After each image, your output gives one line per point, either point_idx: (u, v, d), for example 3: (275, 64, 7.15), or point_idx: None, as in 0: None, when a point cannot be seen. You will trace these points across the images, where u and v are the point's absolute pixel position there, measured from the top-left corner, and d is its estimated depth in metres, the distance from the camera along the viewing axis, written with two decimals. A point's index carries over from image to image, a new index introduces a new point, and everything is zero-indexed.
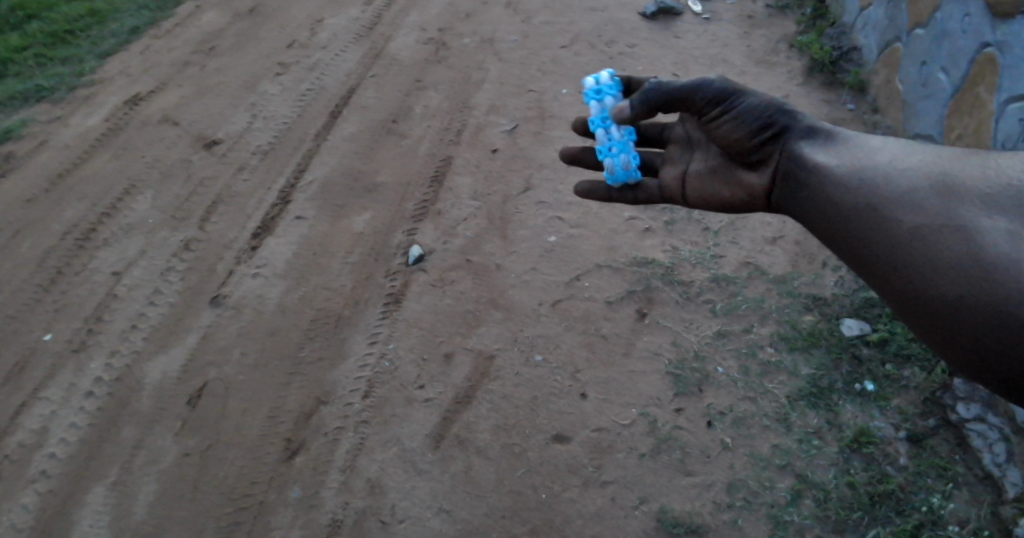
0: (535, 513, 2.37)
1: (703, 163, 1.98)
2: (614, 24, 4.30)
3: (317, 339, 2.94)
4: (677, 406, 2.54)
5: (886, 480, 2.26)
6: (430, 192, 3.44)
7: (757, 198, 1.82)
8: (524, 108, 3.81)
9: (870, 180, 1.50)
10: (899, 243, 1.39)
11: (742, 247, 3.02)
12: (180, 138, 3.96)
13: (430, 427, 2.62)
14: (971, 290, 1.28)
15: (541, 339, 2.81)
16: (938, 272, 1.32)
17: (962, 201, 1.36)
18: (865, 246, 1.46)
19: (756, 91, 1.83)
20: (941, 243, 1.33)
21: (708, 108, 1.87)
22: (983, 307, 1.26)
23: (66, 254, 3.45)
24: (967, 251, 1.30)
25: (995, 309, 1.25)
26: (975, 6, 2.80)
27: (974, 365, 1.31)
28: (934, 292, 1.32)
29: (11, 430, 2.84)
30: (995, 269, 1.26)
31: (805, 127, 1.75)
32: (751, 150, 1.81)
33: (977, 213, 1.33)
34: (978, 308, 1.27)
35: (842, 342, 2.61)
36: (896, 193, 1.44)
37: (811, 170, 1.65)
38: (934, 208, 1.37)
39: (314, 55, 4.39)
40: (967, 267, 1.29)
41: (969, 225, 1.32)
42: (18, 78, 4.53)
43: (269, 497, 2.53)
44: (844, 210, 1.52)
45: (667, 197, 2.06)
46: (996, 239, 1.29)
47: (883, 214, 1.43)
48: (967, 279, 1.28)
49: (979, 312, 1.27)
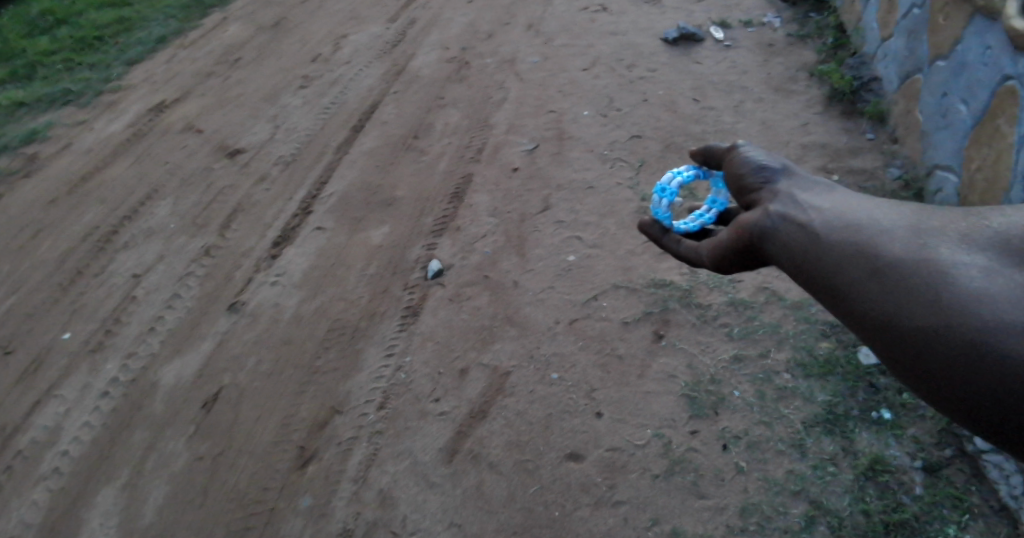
0: (546, 530, 2.38)
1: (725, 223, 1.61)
2: (633, 49, 4.34)
3: (332, 349, 2.96)
4: (692, 428, 2.55)
5: (900, 509, 2.26)
6: (448, 208, 3.47)
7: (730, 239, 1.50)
8: (543, 128, 3.84)
9: (836, 213, 1.28)
10: (866, 274, 1.16)
11: (759, 272, 3.00)
12: (201, 146, 4.01)
13: (443, 440, 2.63)
14: (947, 323, 1.05)
15: (556, 358, 2.82)
16: (906, 308, 1.10)
17: (936, 230, 1.13)
18: (825, 280, 1.23)
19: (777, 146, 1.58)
20: (910, 274, 1.10)
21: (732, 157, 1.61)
22: (959, 346, 1.04)
23: (86, 255, 3.49)
24: (937, 282, 1.08)
25: (970, 348, 1.03)
26: (995, 40, 2.82)
27: (952, 412, 1.09)
28: (904, 333, 1.10)
29: (24, 428, 2.87)
30: (970, 306, 1.04)
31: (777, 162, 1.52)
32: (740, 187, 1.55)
33: (950, 242, 1.10)
34: (954, 348, 1.04)
35: (858, 370, 2.59)
36: (868, 230, 1.19)
37: (775, 200, 1.42)
38: (904, 237, 1.14)
39: (336, 70, 4.45)
40: (938, 303, 1.07)
41: (940, 254, 1.09)
42: (45, 81, 4.62)
43: (280, 504, 2.54)
44: (808, 239, 1.29)
45: (694, 259, 1.67)
46: (970, 273, 1.05)
47: (850, 251, 1.20)
48: (941, 315, 1.06)
49: (954, 350, 1.04)
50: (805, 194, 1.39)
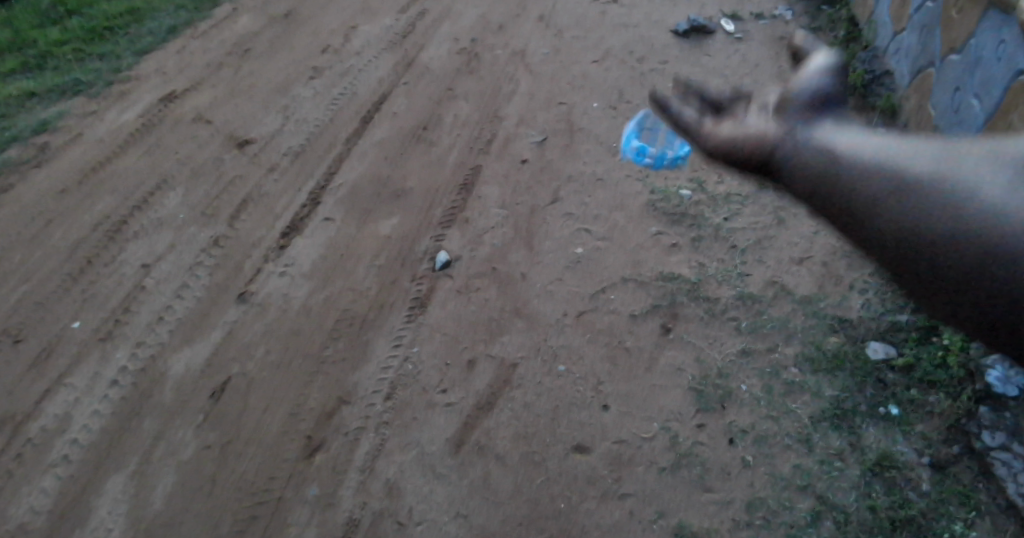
0: (551, 522, 2.38)
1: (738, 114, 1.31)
2: (644, 42, 4.33)
3: (340, 340, 2.97)
4: (699, 422, 2.55)
5: (907, 505, 2.25)
6: (457, 200, 3.47)
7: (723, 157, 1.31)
8: (553, 120, 3.83)
9: (851, 146, 1.10)
10: (871, 207, 1.03)
11: (769, 266, 2.99)
12: (212, 137, 4.02)
13: (450, 431, 2.64)
14: (968, 260, 0.93)
15: (564, 350, 2.82)
16: (920, 244, 0.97)
17: (968, 155, 0.95)
18: (829, 215, 1.10)
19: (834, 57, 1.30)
20: (941, 217, 0.95)
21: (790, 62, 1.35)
22: (987, 285, 0.92)
23: (96, 245, 3.51)
24: (975, 225, 0.92)
25: (998, 285, 0.92)
26: (1009, 34, 2.78)
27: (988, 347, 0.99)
28: (920, 271, 0.98)
29: (34, 416, 2.89)
30: (993, 240, 0.91)
31: (822, 88, 1.23)
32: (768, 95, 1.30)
33: (987, 168, 0.92)
34: (979, 287, 0.93)
35: (866, 365, 2.59)
36: (874, 157, 1.05)
37: (782, 130, 1.21)
38: (931, 170, 0.97)
39: (346, 61, 4.45)
40: (954, 237, 0.94)
41: (964, 177, 0.94)
42: (56, 71, 4.64)
43: (287, 494, 2.56)
44: (823, 179, 1.12)
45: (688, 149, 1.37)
46: (995, 199, 0.91)
47: (854, 183, 1.06)
48: (961, 251, 0.93)
49: (981, 288, 0.93)
50: (815, 122, 1.19)
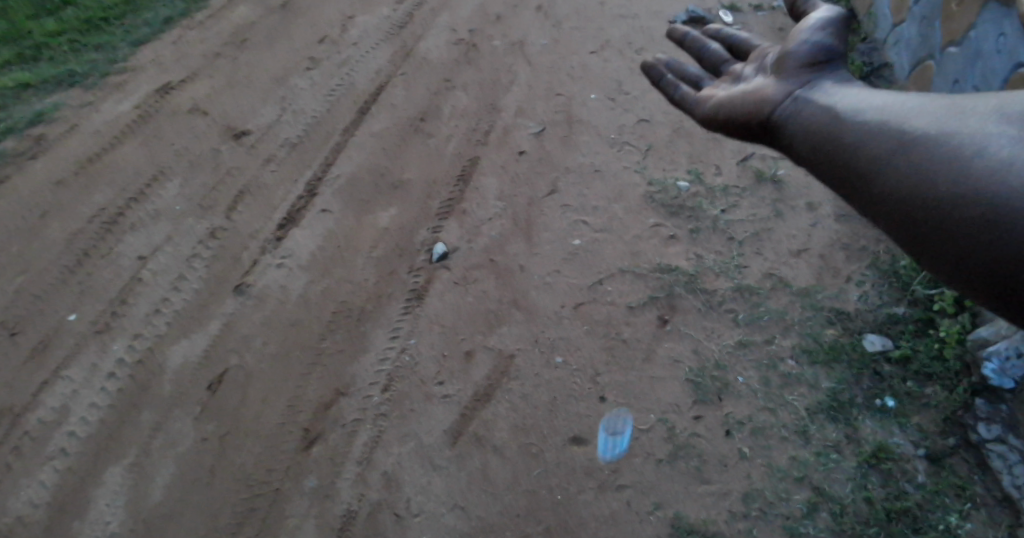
0: (549, 513, 2.40)
1: (753, 91, 1.79)
2: (643, 32, 4.32)
3: (338, 332, 2.97)
4: (696, 414, 2.55)
5: (903, 497, 2.27)
6: (455, 191, 3.47)
7: (761, 119, 1.72)
8: (551, 111, 3.82)
9: (867, 106, 1.49)
10: (896, 152, 1.37)
11: (766, 258, 2.99)
12: (209, 128, 4.01)
13: (448, 423, 2.64)
14: (967, 188, 1.25)
15: (561, 342, 2.82)
16: (931, 178, 1.30)
17: (970, 110, 1.32)
18: (854, 162, 1.45)
19: (838, 35, 1.70)
20: (940, 148, 1.31)
21: (805, 34, 1.72)
22: (980, 211, 1.23)
23: (93, 236, 3.50)
24: (966, 150, 1.28)
25: (986, 211, 1.23)
26: (1009, 27, 2.78)
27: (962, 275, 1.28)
28: (927, 201, 1.31)
29: (32, 408, 2.89)
30: (989, 175, 1.23)
31: (822, 41, 1.69)
32: (792, 67, 1.71)
33: (984, 118, 1.29)
34: (976, 213, 1.24)
35: (864, 357, 2.60)
36: (902, 119, 1.40)
37: (806, 90, 1.64)
38: (936, 120, 1.35)
39: (344, 52, 4.43)
40: (959, 173, 1.27)
41: (976, 130, 1.28)
42: (52, 62, 4.61)
43: (286, 485, 2.56)
44: (841, 124, 1.51)
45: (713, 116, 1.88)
46: (996, 145, 1.25)
47: (884, 136, 1.41)
48: (962, 183, 1.26)
49: (971, 214, 1.24)
50: (852, 96, 1.56)
